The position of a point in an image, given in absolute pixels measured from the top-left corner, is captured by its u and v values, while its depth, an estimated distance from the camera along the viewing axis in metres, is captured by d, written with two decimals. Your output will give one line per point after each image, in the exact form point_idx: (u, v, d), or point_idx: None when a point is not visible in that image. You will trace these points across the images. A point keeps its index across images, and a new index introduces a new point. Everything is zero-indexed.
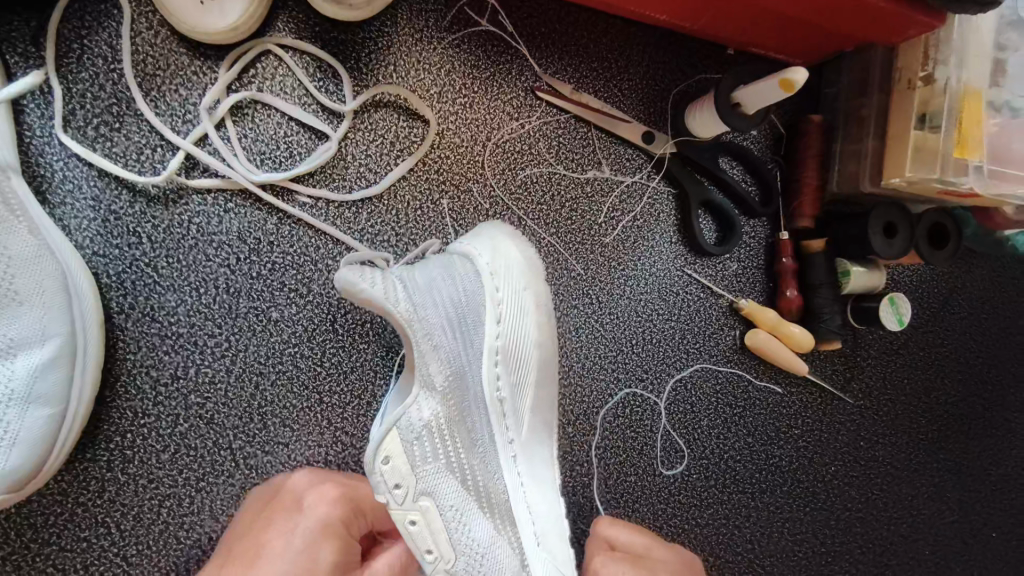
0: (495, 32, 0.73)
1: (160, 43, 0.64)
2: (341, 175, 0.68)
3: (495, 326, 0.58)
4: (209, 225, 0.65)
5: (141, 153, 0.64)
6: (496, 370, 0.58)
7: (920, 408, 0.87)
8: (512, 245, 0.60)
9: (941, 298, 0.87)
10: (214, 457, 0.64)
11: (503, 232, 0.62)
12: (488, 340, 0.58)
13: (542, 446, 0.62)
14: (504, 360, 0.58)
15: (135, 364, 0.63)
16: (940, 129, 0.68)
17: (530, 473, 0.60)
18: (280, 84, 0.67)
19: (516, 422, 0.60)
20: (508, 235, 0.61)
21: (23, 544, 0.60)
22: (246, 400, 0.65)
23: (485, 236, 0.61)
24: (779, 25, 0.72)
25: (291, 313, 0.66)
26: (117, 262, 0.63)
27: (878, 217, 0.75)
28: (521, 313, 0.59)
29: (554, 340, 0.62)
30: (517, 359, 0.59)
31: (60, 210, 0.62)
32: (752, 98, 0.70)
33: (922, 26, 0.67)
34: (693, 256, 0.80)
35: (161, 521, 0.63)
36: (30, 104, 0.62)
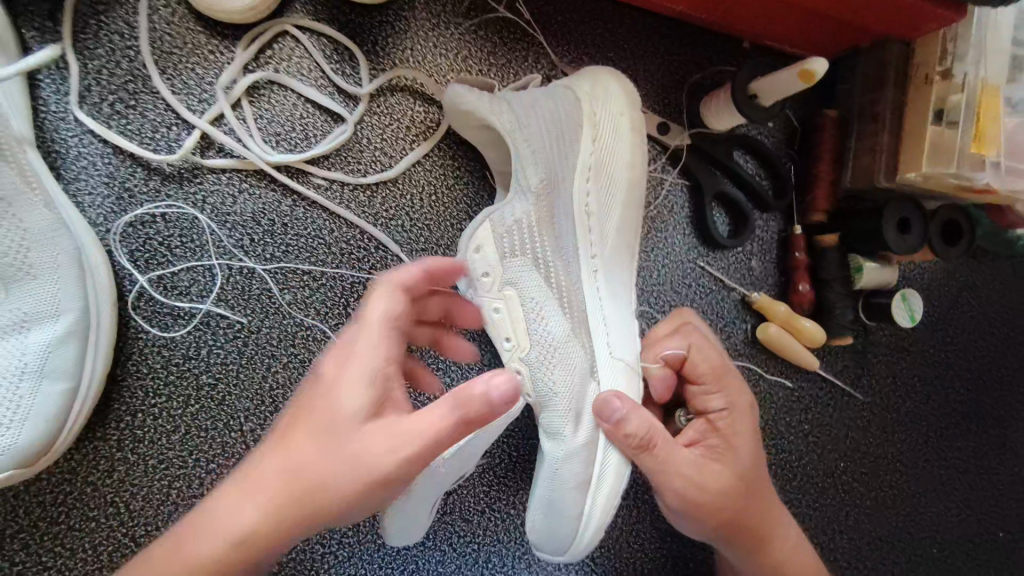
0: (512, 19, 0.73)
1: (178, 22, 0.64)
2: (357, 158, 0.68)
3: (590, 144, 0.65)
4: (224, 205, 0.65)
5: (156, 131, 0.63)
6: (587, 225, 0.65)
7: (930, 406, 0.87)
8: (553, 103, 0.65)
9: (951, 296, 0.87)
10: (225, 439, 0.63)
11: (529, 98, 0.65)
12: (583, 156, 0.65)
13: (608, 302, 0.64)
14: (595, 178, 0.66)
15: (147, 344, 0.63)
16: (958, 125, 0.68)
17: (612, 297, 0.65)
18: (296, 66, 0.67)
19: (601, 237, 0.65)
20: (547, 98, 0.65)
21: (31, 522, 0.59)
22: (258, 382, 0.65)
23: (531, 101, 0.65)
24: (796, 17, 0.72)
25: (304, 296, 0.66)
26: (131, 240, 0.63)
27: (892, 212, 0.75)
28: (569, 145, 0.65)
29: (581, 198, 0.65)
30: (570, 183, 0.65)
31: (74, 186, 0.61)
32: (769, 89, 0.69)
33: (941, 19, 0.66)
34: (707, 249, 0.80)
35: (170, 503, 0.62)
36: (45, 78, 0.61)
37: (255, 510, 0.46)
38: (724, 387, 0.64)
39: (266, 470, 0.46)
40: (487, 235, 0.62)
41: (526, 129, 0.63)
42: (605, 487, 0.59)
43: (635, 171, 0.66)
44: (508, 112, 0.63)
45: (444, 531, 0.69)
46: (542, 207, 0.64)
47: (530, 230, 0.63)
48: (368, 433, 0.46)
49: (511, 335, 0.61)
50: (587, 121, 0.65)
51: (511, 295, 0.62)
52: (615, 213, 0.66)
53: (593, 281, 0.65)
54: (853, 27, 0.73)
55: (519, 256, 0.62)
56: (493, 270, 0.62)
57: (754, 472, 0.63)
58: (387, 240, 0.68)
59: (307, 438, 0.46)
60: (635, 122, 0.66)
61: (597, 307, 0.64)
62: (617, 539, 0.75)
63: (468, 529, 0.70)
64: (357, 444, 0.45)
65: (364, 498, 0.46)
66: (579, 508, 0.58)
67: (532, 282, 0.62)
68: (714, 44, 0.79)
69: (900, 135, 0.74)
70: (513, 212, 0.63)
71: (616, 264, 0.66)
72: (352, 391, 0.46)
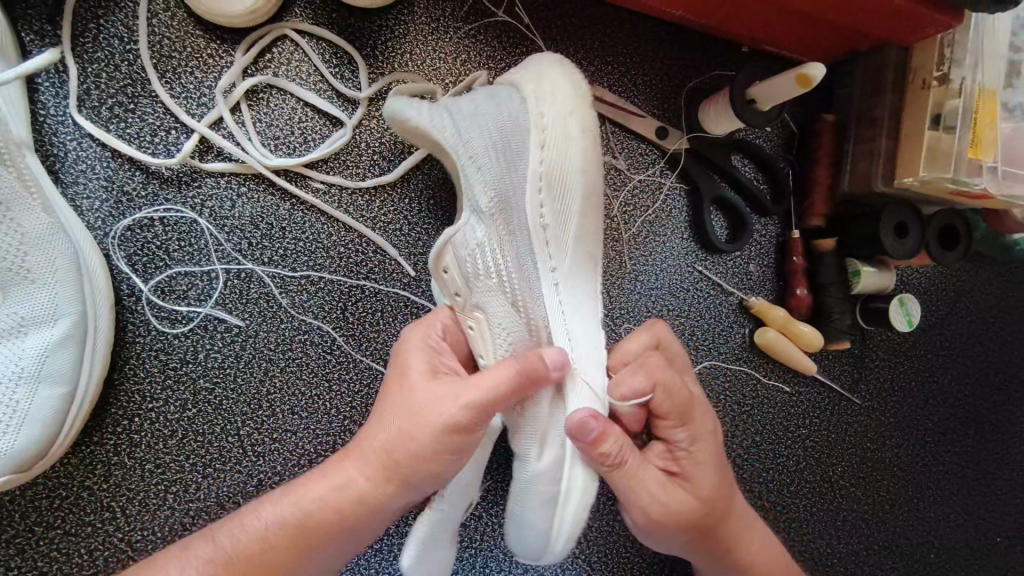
0: (511, 23, 0.73)
1: (177, 25, 0.64)
2: (356, 162, 0.68)
3: (541, 146, 0.60)
4: (222, 209, 0.64)
5: (155, 135, 0.63)
6: (545, 232, 0.61)
7: (927, 410, 0.87)
8: (506, 105, 0.61)
9: (948, 300, 0.87)
10: (223, 444, 0.63)
11: (477, 106, 0.61)
12: (533, 165, 0.60)
13: (570, 320, 0.60)
14: (548, 186, 0.60)
15: (145, 348, 0.62)
16: (955, 130, 0.68)
17: (571, 307, 0.60)
18: (296, 70, 0.67)
19: (558, 244, 0.61)
20: (499, 100, 0.61)
21: (28, 527, 0.59)
22: (256, 386, 0.64)
23: (479, 109, 0.60)
24: (794, 22, 0.72)
25: (302, 300, 0.66)
26: (129, 244, 0.63)
27: (890, 216, 0.75)
28: (521, 149, 0.60)
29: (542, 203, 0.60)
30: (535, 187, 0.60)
31: (72, 190, 0.61)
32: (767, 94, 0.70)
33: (939, 24, 0.67)
34: (705, 253, 0.80)
35: (167, 507, 0.62)
36: (44, 82, 0.61)
37: (354, 466, 0.54)
38: (690, 418, 0.59)
39: (364, 434, 0.55)
40: (453, 259, 0.59)
41: (472, 146, 0.59)
42: (575, 501, 0.55)
43: (590, 172, 0.62)
44: (453, 126, 0.59)
45: None
46: (503, 222, 0.60)
47: (492, 250, 0.59)
48: (434, 386, 0.53)
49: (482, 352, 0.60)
50: (535, 124, 0.60)
51: (480, 317, 0.59)
52: (574, 217, 0.62)
53: (554, 297, 0.60)
54: (851, 32, 0.73)
55: (484, 279, 0.59)
56: (460, 292, 0.59)
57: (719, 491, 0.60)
58: (385, 244, 0.68)
59: (388, 401, 0.55)
60: (586, 120, 0.62)
61: (561, 327, 0.59)
62: (615, 543, 0.75)
63: (465, 534, 0.70)
64: (426, 400, 0.52)
65: (440, 449, 0.51)
66: (548, 522, 0.55)
67: (495, 305, 0.59)
68: (712, 49, 0.80)
69: (897, 140, 0.74)
70: (476, 234, 0.59)
71: (579, 273, 0.62)
72: (417, 360, 0.55)
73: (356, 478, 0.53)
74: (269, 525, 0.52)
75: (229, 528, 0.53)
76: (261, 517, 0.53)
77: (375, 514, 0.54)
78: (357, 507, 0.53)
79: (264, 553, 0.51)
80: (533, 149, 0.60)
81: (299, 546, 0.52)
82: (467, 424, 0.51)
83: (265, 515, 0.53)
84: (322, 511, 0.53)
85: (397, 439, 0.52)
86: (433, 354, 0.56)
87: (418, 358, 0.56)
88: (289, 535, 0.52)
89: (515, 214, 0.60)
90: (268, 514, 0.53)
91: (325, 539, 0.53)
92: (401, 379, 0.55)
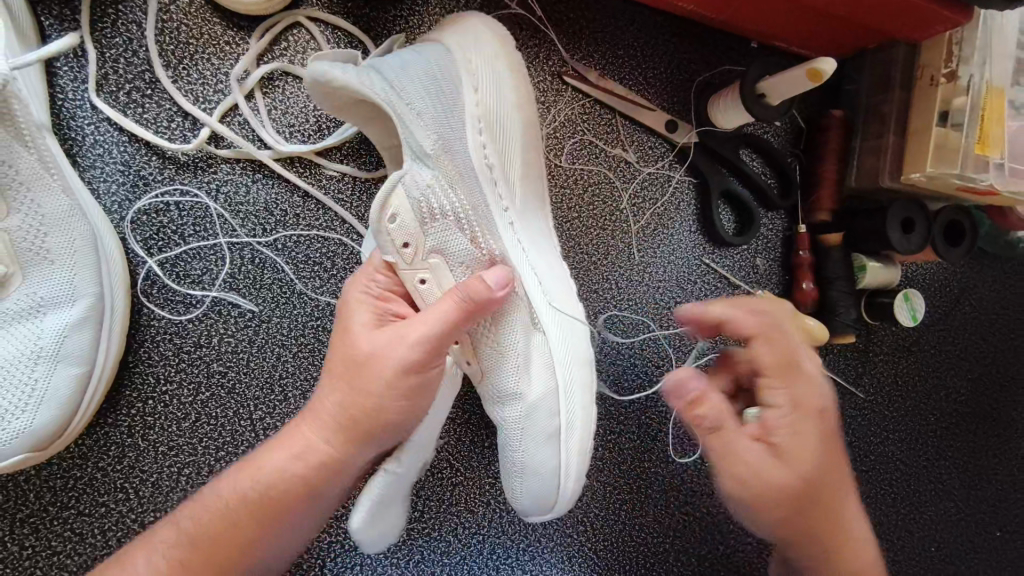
0: (525, 15, 0.73)
1: (194, 12, 0.64)
2: (369, 151, 0.68)
3: (476, 92, 0.59)
4: (237, 194, 0.65)
5: (172, 120, 0.64)
6: (494, 182, 0.59)
7: (930, 405, 0.88)
8: (444, 51, 0.60)
9: (952, 296, 0.88)
10: (235, 427, 0.64)
11: (411, 53, 0.59)
12: (470, 107, 0.59)
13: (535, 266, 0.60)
14: (489, 128, 0.59)
15: (159, 331, 0.63)
16: (963, 127, 0.69)
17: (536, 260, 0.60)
18: (311, 58, 0.67)
19: (508, 192, 0.60)
20: (439, 48, 0.60)
21: (42, 507, 0.59)
22: (268, 371, 0.65)
23: (411, 55, 0.59)
24: (805, 18, 0.73)
25: (315, 286, 0.66)
26: (145, 228, 0.63)
27: (896, 212, 0.76)
28: (459, 93, 0.59)
29: (493, 153, 0.59)
30: (496, 126, 0.60)
31: (90, 173, 0.62)
32: (778, 88, 0.70)
33: (948, 21, 0.67)
34: (712, 246, 0.80)
35: (179, 489, 0.62)
36: (62, 66, 0.61)
37: (311, 430, 0.53)
38: (790, 380, 0.56)
39: (316, 396, 0.54)
40: (404, 199, 0.55)
41: (408, 92, 0.56)
42: (577, 434, 0.59)
43: (526, 111, 0.62)
44: (382, 81, 0.56)
45: (450, 522, 0.70)
46: (450, 164, 0.57)
47: (444, 193, 0.56)
48: (382, 336, 0.53)
49: (432, 303, 0.57)
50: (464, 70, 0.59)
51: (438, 263, 0.57)
52: (519, 158, 0.62)
53: (513, 234, 0.59)
54: (860, 29, 0.73)
55: (439, 220, 0.56)
56: (413, 238, 0.56)
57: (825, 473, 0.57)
58: None
59: (338, 362, 0.54)
60: (515, 63, 0.62)
61: (524, 265, 0.59)
62: (621, 532, 0.76)
63: (474, 521, 0.71)
64: (377, 352, 0.52)
65: (398, 395, 0.52)
66: (557, 459, 0.59)
67: (452, 246, 0.57)
68: (722, 44, 0.80)
69: (905, 136, 0.75)
70: (428, 177, 0.56)
71: (529, 213, 0.62)
72: (359, 315, 0.55)
73: (314, 441, 0.52)
74: (230, 496, 0.51)
75: (193, 508, 0.52)
76: (221, 494, 0.52)
77: (336, 475, 0.53)
78: (322, 467, 0.52)
79: (232, 527, 0.50)
80: (468, 93, 0.59)
81: (266, 517, 0.51)
82: (420, 365, 0.52)
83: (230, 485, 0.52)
84: (285, 479, 0.51)
85: (354, 394, 0.52)
86: (377, 309, 0.56)
87: (362, 312, 0.55)
88: (255, 506, 0.51)
89: (463, 155, 0.58)
90: (231, 486, 0.52)
91: (292, 506, 0.51)
92: (348, 338, 0.54)
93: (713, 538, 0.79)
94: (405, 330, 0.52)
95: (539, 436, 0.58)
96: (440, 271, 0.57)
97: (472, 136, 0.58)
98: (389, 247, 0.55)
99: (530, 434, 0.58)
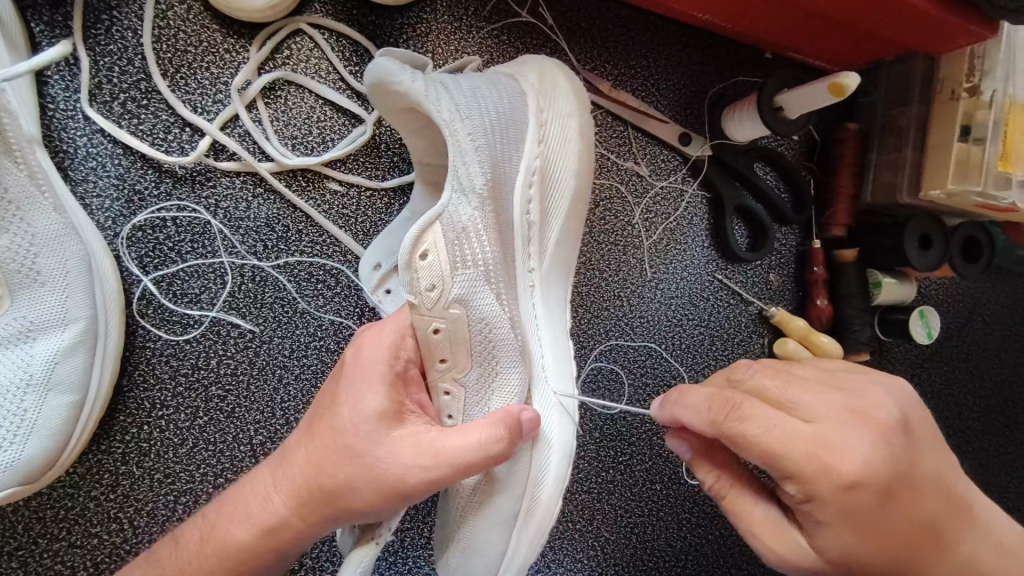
0: (536, 24, 0.71)
1: (192, 19, 0.61)
2: (375, 163, 0.65)
3: (538, 144, 0.57)
4: (237, 210, 0.62)
5: (169, 132, 0.61)
6: (525, 245, 0.57)
7: (943, 424, 0.86)
8: (516, 89, 0.57)
9: (965, 312, 0.86)
10: (234, 453, 0.61)
11: (481, 81, 0.55)
12: (529, 159, 0.56)
13: (551, 334, 0.58)
14: (539, 185, 0.57)
15: (155, 353, 0.60)
16: (985, 141, 0.68)
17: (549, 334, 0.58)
18: (314, 67, 0.64)
19: (538, 253, 0.58)
20: (516, 87, 0.57)
21: (31, 539, 0.56)
22: (269, 394, 0.62)
23: (483, 82, 0.55)
24: (825, 29, 0.71)
25: (319, 304, 0.63)
26: (141, 245, 0.60)
27: (914, 228, 0.74)
28: (519, 141, 0.55)
29: (525, 216, 0.57)
30: (549, 185, 0.58)
31: (82, 188, 0.59)
32: (798, 102, 0.68)
33: (972, 35, 0.65)
34: (725, 262, 0.78)
35: (175, 518, 0.59)
36: (54, 76, 0.59)
37: (281, 501, 0.46)
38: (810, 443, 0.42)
39: (293, 459, 0.47)
40: (437, 239, 0.50)
41: (471, 120, 0.52)
42: (535, 525, 0.54)
43: (584, 178, 0.60)
44: (447, 99, 0.51)
45: None
46: (491, 213, 0.53)
47: (476, 238, 0.52)
48: (397, 437, 0.46)
49: (446, 355, 0.51)
50: (535, 119, 0.57)
51: (457, 314, 0.51)
52: (557, 228, 0.59)
53: (529, 299, 0.58)
54: (881, 41, 0.71)
55: (469, 267, 0.51)
56: (440, 283, 0.50)
57: (925, 425, 0.45)
58: None
59: (330, 440, 0.46)
60: (585, 124, 0.59)
61: (534, 331, 0.57)
62: (631, 556, 0.73)
63: None
64: (384, 451, 0.45)
65: (389, 503, 0.45)
66: (503, 546, 0.53)
67: (479, 302, 0.52)
68: (736, 54, 0.78)
69: (924, 151, 0.73)
70: (463, 218, 0.51)
71: (553, 284, 0.60)
72: (373, 395, 0.46)
73: (283, 518, 0.46)
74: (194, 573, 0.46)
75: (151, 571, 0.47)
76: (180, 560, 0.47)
77: (301, 543, 0.48)
78: (288, 540, 0.46)
79: None
80: (532, 143, 0.56)
81: None
82: (422, 489, 0.45)
83: (191, 556, 0.47)
84: (250, 552, 0.46)
85: (341, 485, 0.45)
86: (392, 384, 0.47)
87: (376, 394, 0.46)
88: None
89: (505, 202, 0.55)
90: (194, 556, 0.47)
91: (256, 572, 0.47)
92: (347, 416, 0.46)
93: (724, 561, 0.77)
94: (429, 447, 0.45)
95: (500, 522, 0.53)
96: (459, 324, 0.51)
97: (522, 191, 0.56)
98: (413, 288, 0.49)
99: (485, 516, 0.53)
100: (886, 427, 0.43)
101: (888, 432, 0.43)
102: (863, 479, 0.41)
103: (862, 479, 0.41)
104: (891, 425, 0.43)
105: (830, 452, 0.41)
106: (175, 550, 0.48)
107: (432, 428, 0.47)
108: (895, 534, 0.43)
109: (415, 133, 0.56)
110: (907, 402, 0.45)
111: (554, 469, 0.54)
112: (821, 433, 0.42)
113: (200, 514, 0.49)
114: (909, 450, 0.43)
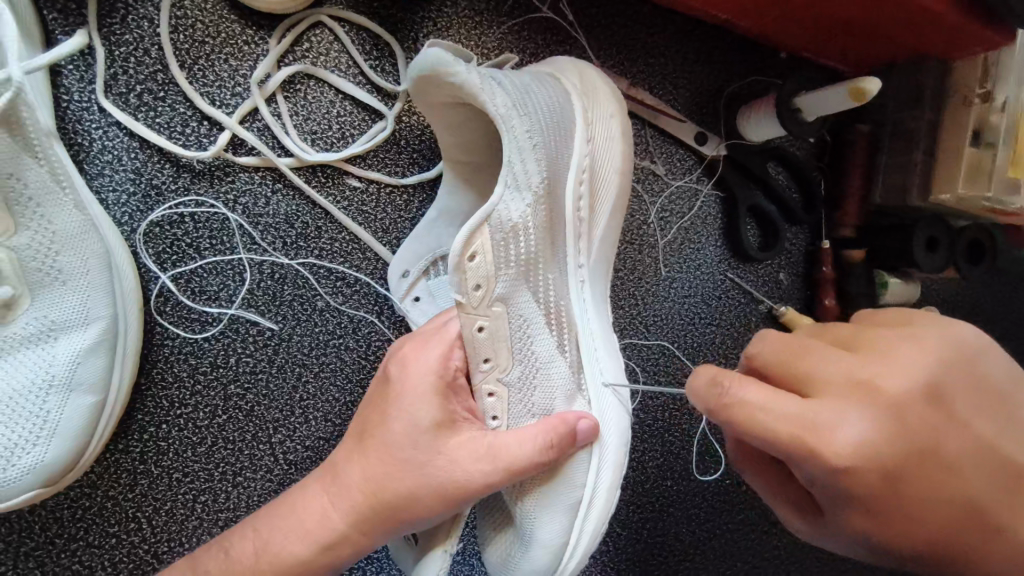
0: (556, 20, 0.70)
1: (211, 9, 0.60)
2: (394, 159, 0.64)
3: (589, 139, 0.57)
4: (256, 206, 0.61)
5: (187, 125, 0.59)
6: (575, 244, 0.58)
7: None
8: (558, 85, 0.57)
9: (964, 312, 0.88)
10: (253, 451, 0.60)
11: (529, 79, 0.55)
12: (577, 154, 0.56)
13: (600, 330, 0.58)
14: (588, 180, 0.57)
15: (173, 351, 0.59)
16: (997, 145, 0.69)
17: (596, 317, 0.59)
18: (334, 61, 0.63)
19: (587, 248, 0.59)
20: (560, 82, 0.57)
21: (48, 539, 0.56)
22: (289, 392, 0.61)
23: (528, 78, 0.55)
24: (842, 32, 0.71)
25: (339, 301, 0.63)
26: (158, 240, 0.59)
27: (922, 231, 0.75)
28: (567, 137, 0.55)
29: (575, 213, 0.57)
30: (596, 180, 0.58)
31: (98, 181, 0.58)
32: (816, 104, 0.68)
33: (989, 42, 0.66)
34: (738, 262, 0.79)
35: (195, 517, 0.59)
36: (67, 66, 0.57)
37: (340, 516, 0.47)
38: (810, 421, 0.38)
39: (346, 477, 0.48)
40: (484, 240, 0.49)
41: (530, 117, 0.52)
42: (594, 518, 0.53)
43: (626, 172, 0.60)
44: (502, 94, 0.51)
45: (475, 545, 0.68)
46: (543, 207, 0.53)
47: (524, 236, 0.52)
48: (457, 445, 0.47)
49: (489, 354, 0.50)
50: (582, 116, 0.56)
51: (499, 312, 0.51)
52: (603, 220, 0.60)
53: (579, 295, 0.58)
54: (897, 45, 0.72)
55: (512, 267, 0.52)
56: (486, 283, 0.50)
57: (962, 387, 0.40)
58: None
59: (383, 452, 0.47)
60: (624, 121, 0.60)
61: (583, 318, 0.57)
62: (642, 551, 0.74)
63: None
64: (444, 459, 0.47)
65: (450, 507, 0.47)
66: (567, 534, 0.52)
67: (519, 300, 0.53)
68: (753, 54, 0.78)
69: (934, 156, 0.74)
70: (512, 212, 0.51)
71: (599, 276, 0.61)
72: (425, 407, 0.48)
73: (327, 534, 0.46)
74: None
75: None
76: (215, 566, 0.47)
77: (347, 558, 0.48)
78: (328, 551, 0.47)
79: None
80: (581, 140, 0.56)
81: None
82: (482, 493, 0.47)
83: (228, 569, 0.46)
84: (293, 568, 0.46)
85: (401, 496, 0.46)
86: (441, 394, 0.48)
87: (429, 406, 0.48)
88: None
89: (555, 205, 0.55)
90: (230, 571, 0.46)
91: None
92: (402, 431, 0.47)
93: (730, 554, 0.78)
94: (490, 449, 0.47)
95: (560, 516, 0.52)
96: (500, 321, 0.51)
97: (572, 186, 0.56)
98: (461, 288, 0.49)
99: (545, 502, 0.52)
100: (895, 399, 0.38)
101: (895, 404, 0.38)
102: (859, 462, 0.37)
103: (857, 464, 0.37)
104: (903, 396, 0.38)
105: (815, 434, 0.38)
106: (227, 563, 0.48)
107: (488, 433, 0.48)
108: (920, 513, 0.40)
109: (457, 131, 0.56)
110: (944, 362, 0.40)
111: (612, 459, 0.54)
112: (808, 412, 0.38)
113: (250, 528, 0.49)
114: (930, 420, 0.39)
